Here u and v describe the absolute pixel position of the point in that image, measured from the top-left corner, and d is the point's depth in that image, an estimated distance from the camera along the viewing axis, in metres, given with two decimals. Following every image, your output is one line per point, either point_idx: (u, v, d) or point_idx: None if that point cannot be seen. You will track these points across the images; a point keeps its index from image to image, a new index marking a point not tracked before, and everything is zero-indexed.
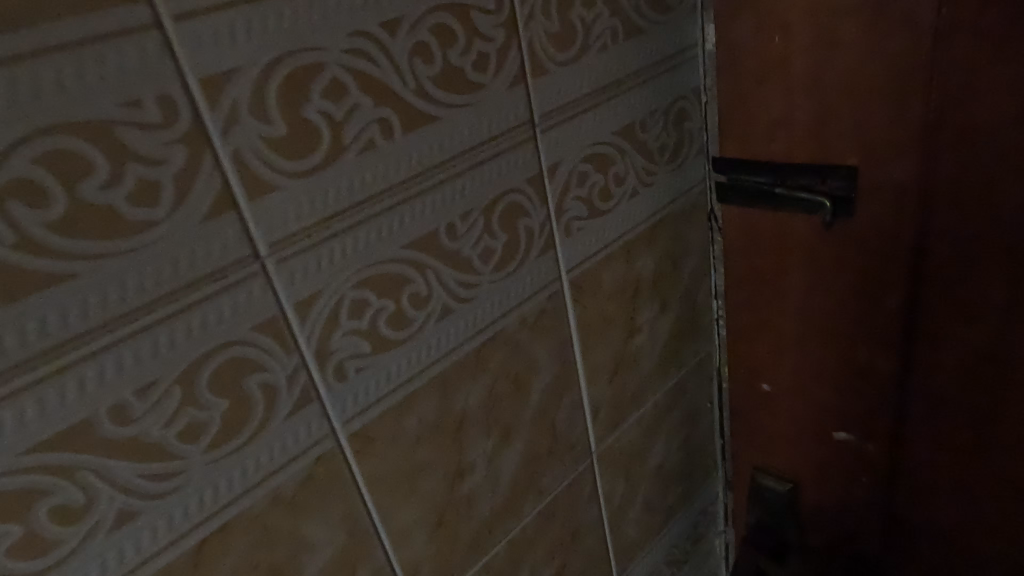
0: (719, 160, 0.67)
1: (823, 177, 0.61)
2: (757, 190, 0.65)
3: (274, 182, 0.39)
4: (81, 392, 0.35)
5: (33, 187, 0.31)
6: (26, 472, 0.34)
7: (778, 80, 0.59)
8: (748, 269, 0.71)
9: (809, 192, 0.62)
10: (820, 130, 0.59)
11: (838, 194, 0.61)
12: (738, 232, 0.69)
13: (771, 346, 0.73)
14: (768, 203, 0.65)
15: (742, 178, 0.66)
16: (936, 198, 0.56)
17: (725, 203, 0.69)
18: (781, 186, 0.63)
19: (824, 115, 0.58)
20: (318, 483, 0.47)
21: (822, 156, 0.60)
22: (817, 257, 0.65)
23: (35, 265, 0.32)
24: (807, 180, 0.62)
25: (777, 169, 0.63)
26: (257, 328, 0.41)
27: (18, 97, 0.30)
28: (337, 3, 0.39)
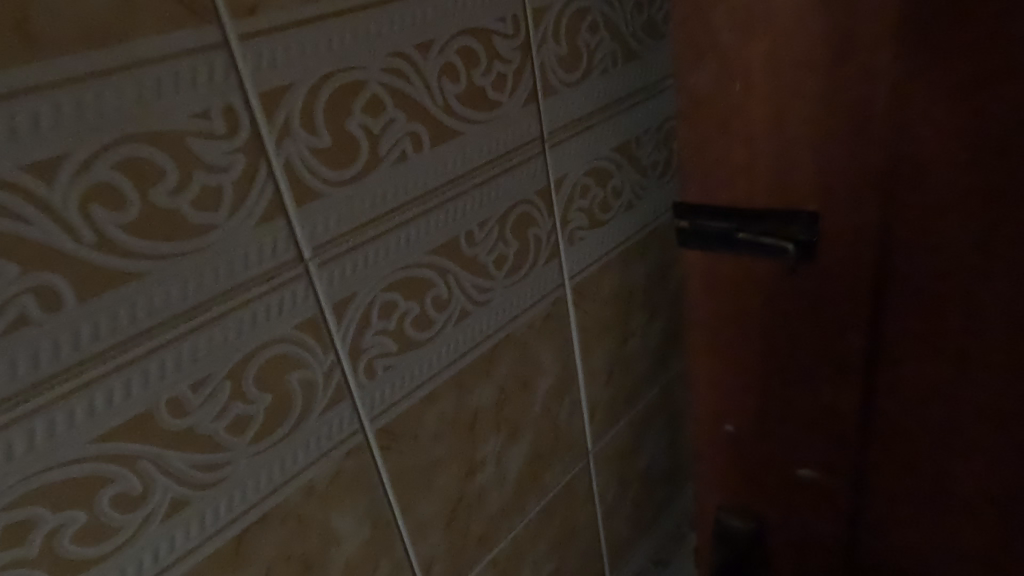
0: (686, 203, 0.60)
1: (782, 223, 0.55)
2: (720, 237, 0.59)
3: (319, 189, 0.42)
4: (144, 384, 0.37)
5: (112, 191, 0.33)
6: (92, 460, 0.36)
7: (738, 118, 0.54)
8: (707, 316, 0.65)
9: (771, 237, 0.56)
10: (780, 173, 0.54)
11: (801, 240, 0.55)
12: (700, 279, 0.63)
13: (735, 393, 0.68)
14: (730, 249, 0.59)
15: (704, 223, 0.59)
16: (907, 235, 0.52)
17: (679, 248, 0.63)
18: (743, 231, 0.57)
19: (785, 157, 0.53)
20: (347, 477, 0.49)
21: (786, 200, 0.54)
22: (779, 305, 0.60)
23: (112, 264, 0.34)
24: (770, 225, 0.56)
25: (739, 214, 0.57)
26: (299, 327, 0.43)
27: (104, 108, 0.32)
28: (378, 26, 0.43)
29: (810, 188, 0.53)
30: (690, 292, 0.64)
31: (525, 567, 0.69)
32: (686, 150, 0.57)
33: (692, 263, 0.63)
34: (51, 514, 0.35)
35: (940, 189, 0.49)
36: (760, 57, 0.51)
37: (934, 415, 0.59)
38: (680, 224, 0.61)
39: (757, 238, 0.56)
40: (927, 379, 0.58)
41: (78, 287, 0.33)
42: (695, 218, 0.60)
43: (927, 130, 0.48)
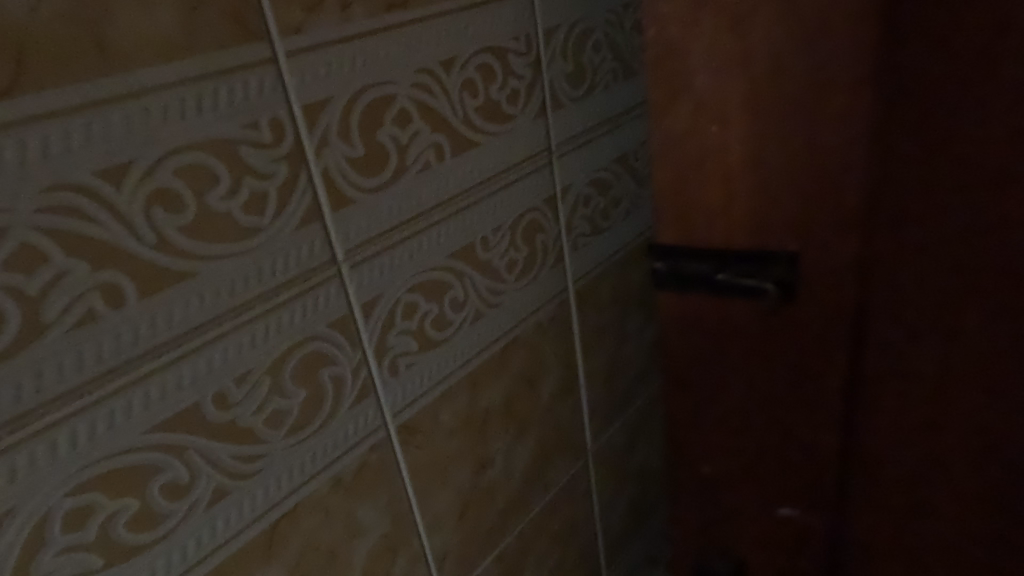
0: (659, 247, 0.53)
1: (763, 261, 0.49)
2: (698, 278, 0.52)
3: (352, 196, 0.45)
4: (194, 377, 0.39)
5: (172, 195, 0.36)
6: (145, 450, 0.38)
7: (705, 152, 0.48)
8: (693, 355, 0.56)
9: (750, 277, 0.49)
10: (758, 205, 0.48)
11: (784, 279, 0.49)
12: (690, 319, 0.55)
13: (723, 446, 0.59)
14: (709, 291, 0.52)
15: (681, 264, 0.52)
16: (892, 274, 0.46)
17: (660, 287, 0.54)
18: (723, 271, 0.51)
19: (762, 190, 0.47)
20: (372, 470, 0.51)
21: (766, 236, 0.48)
22: (768, 347, 0.53)
23: (170, 264, 0.36)
24: (750, 265, 0.49)
25: (716, 253, 0.50)
26: (331, 325, 0.46)
27: (168, 118, 0.35)
28: (407, 44, 0.46)
29: (782, 225, 0.47)
30: (667, 329, 0.56)
31: (528, 565, 0.71)
32: (662, 182, 0.50)
33: (675, 303, 0.55)
34: (107, 502, 0.36)
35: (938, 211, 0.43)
36: (737, 84, 0.44)
37: (935, 471, 0.52)
38: (654, 268, 0.54)
39: (738, 279, 0.50)
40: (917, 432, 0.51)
41: (139, 286, 0.35)
42: (670, 259, 0.52)
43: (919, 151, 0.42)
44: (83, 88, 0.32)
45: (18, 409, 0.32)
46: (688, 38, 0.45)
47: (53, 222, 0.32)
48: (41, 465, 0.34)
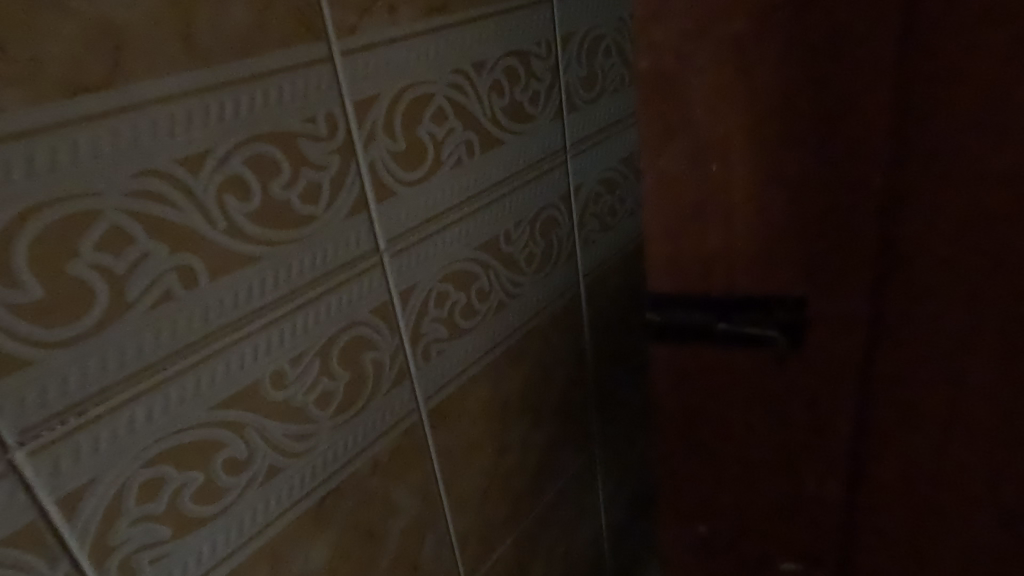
0: (653, 300, 0.47)
1: (764, 308, 0.44)
2: (697, 329, 0.47)
3: (395, 188, 0.47)
4: (254, 357, 0.41)
5: (240, 183, 0.38)
6: (210, 425, 0.39)
7: (705, 186, 0.42)
8: (692, 411, 0.51)
9: (753, 327, 0.45)
10: (770, 233, 0.42)
11: (789, 325, 0.44)
12: (681, 378, 0.50)
13: (723, 496, 0.54)
14: (710, 343, 0.47)
15: (679, 317, 0.47)
16: (920, 275, 0.40)
17: (661, 341, 0.49)
18: (724, 321, 0.46)
19: (771, 219, 0.42)
20: (405, 452, 0.53)
21: (779, 269, 0.43)
22: (771, 394, 0.48)
23: (238, 248, 0.39)
24: (750, 313, 0.45)
25: (713, 303, 0.46)
26: (374, 311, 0.48)
27: (240, 111, 0.37)
28: (444, 46, 0.49)
29: (796, 254, 0.42)
30: (666, 385, 0.51)
31: (541, 551, 0.74)
32: (658, 228, 0.45)
33: (671, 356, 0.49)
34: (176, 475, 0.38)
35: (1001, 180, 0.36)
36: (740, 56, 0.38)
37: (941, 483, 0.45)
38: (649, 321, 0.48)
39: (741, 329, 0.45)
40: (967, 450, 0.43)
41: (212, 267, 0.38)
42: (666, 310, 0.47)
43: (976, 82, 0.35)
44: (167, 81, 0.34)
45: (102, 381, 0.34)
46: (689, 43, 0.39)
47: (139, 206, 0.34)
48: (120, 437, 0.36)
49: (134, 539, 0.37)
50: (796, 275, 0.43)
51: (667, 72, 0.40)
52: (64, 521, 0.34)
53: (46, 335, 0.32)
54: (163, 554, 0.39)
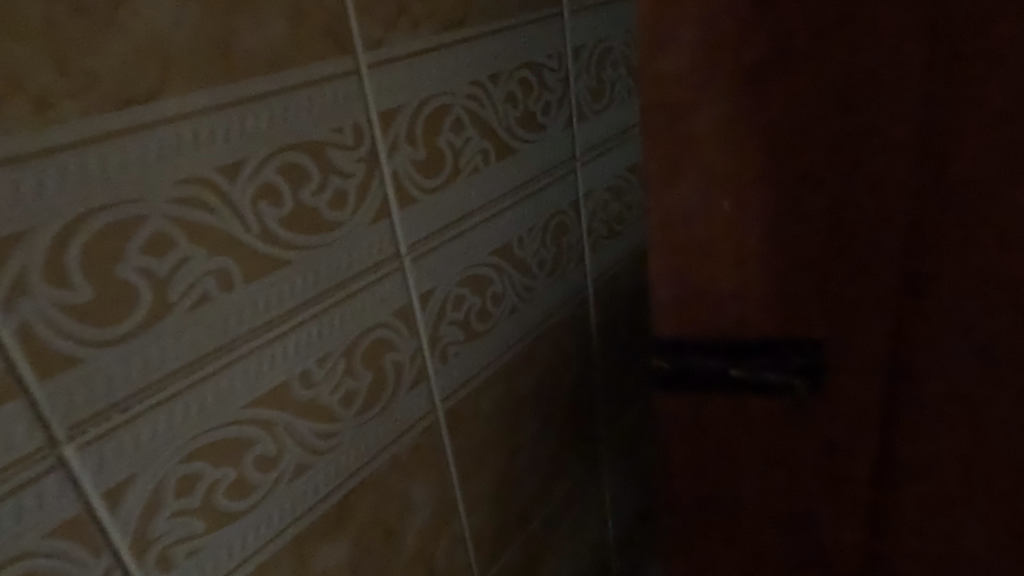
0: (661, 345, 0.45)
1: (781, 352, 0.42)
2: (710, 375, 0.45)
3: (416, 195, 0.49)
4: (284, 357, 0.42)
5: (273, 190, 0.40)
6: (243, 423, 0.41)
7: (715, 231, 0.41)
8: (704, 459, 0.48)
9: (770, 371, 0.43)
10: (780, 275, 0.40)
11: (809, 371, 0.42)
12: (691, 429, 0.48)
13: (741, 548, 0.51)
14: (724, 389, 0.45)
15: (688, 362, 0.45)
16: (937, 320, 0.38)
17: (670, 388, 0.47)
18: (737, 366, 0.44)
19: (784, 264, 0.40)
20: (423, 452, 0.55)
21: (793, 314, 0.41)
22: (783, 445, 0.45)
23: (270, 252, 0.40)
24: (767, 357, 0.43)
25: (726, 347, 0.44)
26: (395, 314, 0.50)
27: (275, 121, 0.39)
28: (462, 59, 0.51)
29: (809, 296, 0.40)
30: (674, 433, 0.49)
31: (550, 552, 0.75)
32: (664, 272, 0.43)
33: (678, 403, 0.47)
34: (210, 470, 0.40)
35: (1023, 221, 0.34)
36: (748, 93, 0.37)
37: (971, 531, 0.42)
38: (653, 365, 0.46)
39: (756, 374, 0.43)
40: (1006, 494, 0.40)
41: (246, 270, 0.39)
42: (676, 355, 0.45)
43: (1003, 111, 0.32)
44: (209, 93, 0.36)
45: (144, 379, 0.36)
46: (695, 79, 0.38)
47: (181, 212, 0.36)
48: (159, 433, 0.37)
49: (170, 533, 0.38)
50: (809, 322, 0.41)
51: (676, 112, 0.39)
52: (107, 514, 0.35)
53: (94, 334, 0.33)
54: (198, 547, 0.40)
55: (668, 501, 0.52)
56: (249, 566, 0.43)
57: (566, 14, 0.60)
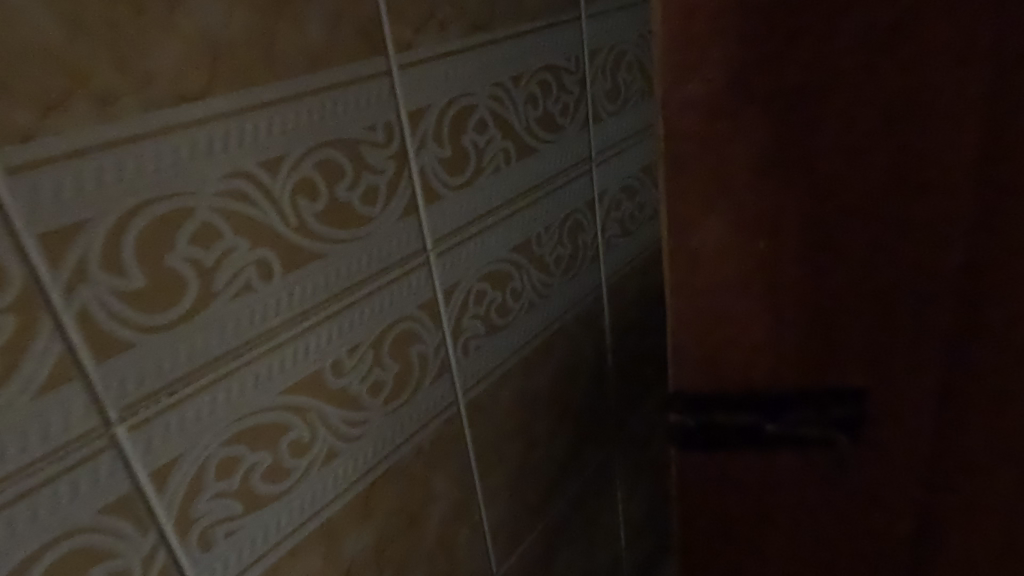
0: (685, 400, 0.45)
1: (819, 406, 0.43)
2: (742, 430, 0.45)
3: (442, 193, 0.51)
4: (318, 346, 0.44)
5: (310, 185, 0.41)
6: (279, 408, 0.42)
7: (731, 279, 0.42)
8: (726, 505, 0.49)
9: (808, 425, 0.44)
10: (816, 310, 0.41)
11: (848, 421, 0.43)
12: (714, 477, 0.48)
13: None
14: (756, 443, 0.46)
15: (717, 420, 0.45)
16: (947, 355, 0.41)
17: (692, 445, 0.47)
18: (772, 422, 0.45)
19: (799, 308, 0.42)
20: (445, 442, 0.56)
21: (824, 345, 0.42)
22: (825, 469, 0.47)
23: (307, 244, 0.42)
24: (804, 412, 0.44)
25: (760, 402, 0.45)
26: (421, 307, 0.51)
27: (313, 119, 0.41)
28: (486, 61, 0.52)
29: (841, 327, 0.42)
30: (694, 483, 0.49)
31: (565, 544, 0.77)
32: (691, 315, 0.43)
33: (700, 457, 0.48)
34: (248, 454, 0.41)
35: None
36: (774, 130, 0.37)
37: None
38: (675, 423, 0.46)
39: (792, 429, 0.44)
40: None
41: (285, 261, 0.41)
42: (703, 412, 0.45)
43: None
44: (253, 92, 0.38)
45: (189, 365, 0.37)
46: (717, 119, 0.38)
47: (226, 204, 0.37)
48: (202, 417, 0.39)
49: (211, 513, 0.40)
50: (832, 362, 0.43)
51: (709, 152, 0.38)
52: (153, 494, 0.37)
53: (144, 320, 0.35)
54: (236, 528, 0.41)
55: (690, 548, 0.52)
56: (283, 548, 0.45)
57: (584, 18, 0.62)
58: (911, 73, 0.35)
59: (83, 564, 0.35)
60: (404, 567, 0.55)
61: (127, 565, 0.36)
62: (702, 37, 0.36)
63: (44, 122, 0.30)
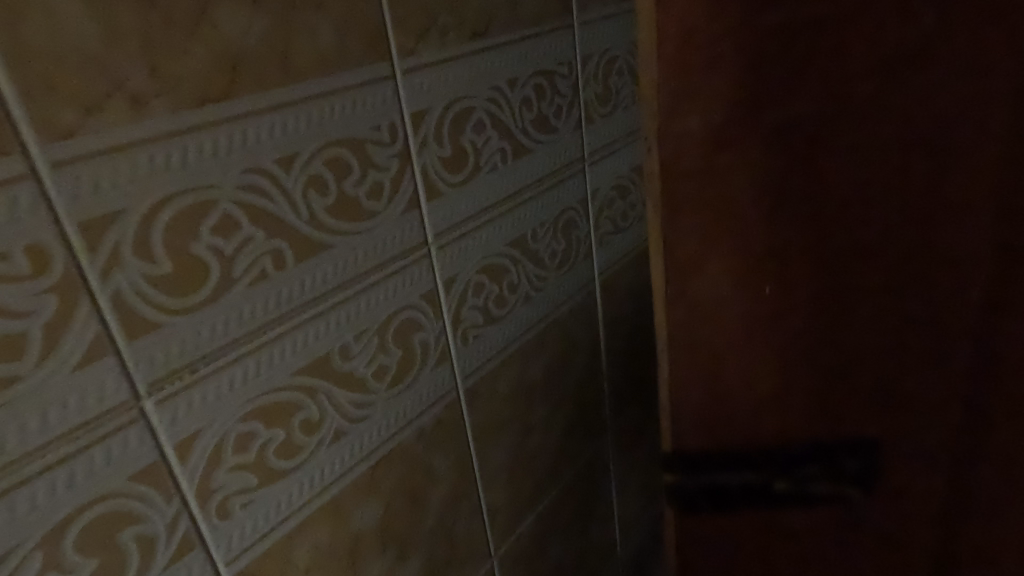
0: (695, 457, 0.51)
1: (824, 458, 0.49)
2: (751, 486, 0.51)
3: (442, 189, 0.54)
4: (328, 330, 0.47)
5: (321, 180, 0.45)
6: (291, 388, 0.46)
7: (721, 308, 0.46)
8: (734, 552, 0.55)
9: (814, 476, 0.50)
10: (806, 303, 0.45)
11: (850, 466, 0.49)
12: (723, 530, 0.54)
13: None
14: (765, 497, 0.52)
15: (724, 479, 0.51)
16: (905, 357, 0.46)
17: (703, 502, 0.52)
18: (780, 476, 0.50)
19: (781, 334, 0.47)
20: (445, 426, 0.60)
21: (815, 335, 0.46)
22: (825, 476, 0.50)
23: (318, 235, 0.45)
24: (810, 465, 0.50)
25: (769, 460, 0.50)
26: (423, 297, 0.54)
27: (323, 119, 0.44)
28: (483, 67, 0.56)
29: (830, 317, 0.45)
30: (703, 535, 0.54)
31: (560, 529, 0.80)
32: (695, 321, 0.47)
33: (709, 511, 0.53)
34: (264, 430, 0.45)
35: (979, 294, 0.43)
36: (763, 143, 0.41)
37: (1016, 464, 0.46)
38: (682, 484, 0.51)
39: (800, 482, 0.50)
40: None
41: (297, 250, 0.44)
42: (713, 473, 0.51)
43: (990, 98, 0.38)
44: (269, 94, 0.41)
45: (211, 345, 0.41)
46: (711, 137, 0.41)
47: (244, 197, 0.41)
48: (222, 394, 0.42)
49: (229, 484, 0.43)
50: (824, 349, 0.47)
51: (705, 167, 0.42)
52: (178, 464, 0.40)
53: (171, 303, 0.38)
54: (251, 499, 0.45)
55: None
56: (296, 521, 0.48)
57: (576, 26, 0.65)
58: (874, 81, 0.39)
59: (115, 527, 0.38)
60: (407, 543, 0.58)
61: (154, 529, 0.40)
62: (698, 94, 0.40)
63: (85, 120, 0.34)
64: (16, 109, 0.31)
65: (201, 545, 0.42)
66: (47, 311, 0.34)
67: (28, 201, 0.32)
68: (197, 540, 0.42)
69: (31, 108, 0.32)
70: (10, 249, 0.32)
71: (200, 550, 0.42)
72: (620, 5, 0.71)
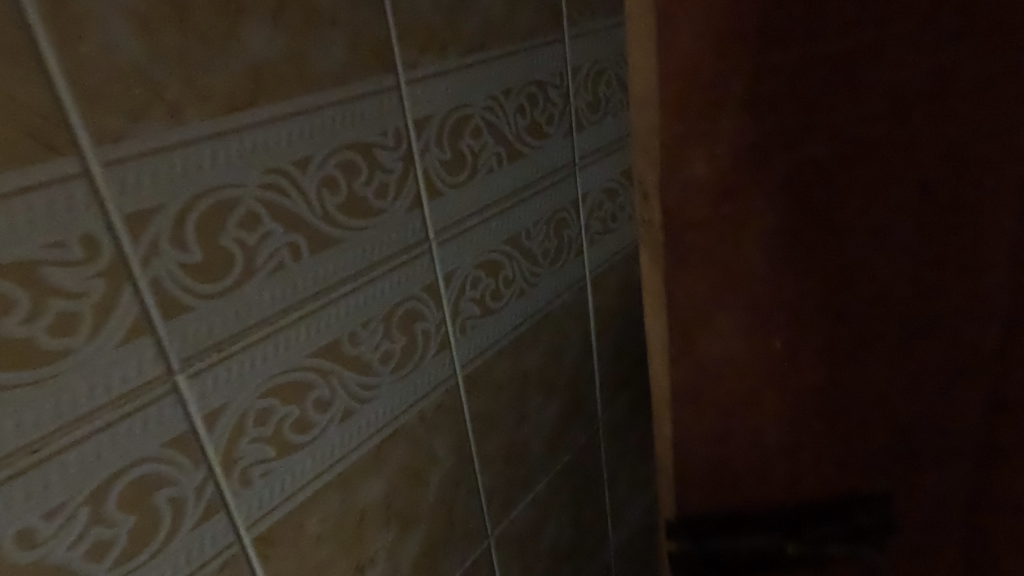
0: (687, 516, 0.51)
1: (830, 513, 0.49)
2: (757, 550, 0.49)
3: (442, 190, 0.59)
4: (338, 317, 0.52)
5: (333, 180, 0.50)
6: (305, 369, 0.50)
7: (732, 363, 0.47)
8: None
9: (825, 531, 0.49)
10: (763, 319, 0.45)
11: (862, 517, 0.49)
12: None
13: None
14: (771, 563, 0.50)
15: (730, 542, 0.49)
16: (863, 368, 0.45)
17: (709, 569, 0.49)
18: (790, 537, 0.49)
19: (791, 383, 0.47)
20: (445, 410, 0.64)
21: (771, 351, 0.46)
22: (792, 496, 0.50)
23: (330, 230, 0.50)
24: (821, 521, 0.49)
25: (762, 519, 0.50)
26: (424, 289, 0.59)
27: (335, 125, 0.49)
28: (480, 78, 0.61)
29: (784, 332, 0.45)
30: None
31: (553, 514, 0.84)
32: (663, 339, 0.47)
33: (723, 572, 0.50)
34: (280, 407, 0.49)
35: (957, 325, 0.43)
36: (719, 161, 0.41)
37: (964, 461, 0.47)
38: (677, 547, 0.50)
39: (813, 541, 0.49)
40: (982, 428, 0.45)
41: (311, 243, 0.49)
42: (714, 538, 0.49)
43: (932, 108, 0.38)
44: (287, 103, 0.46)
45: (234, 328, 0.45)
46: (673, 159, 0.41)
47: (265, 195, 0.45)
48: (243, 373, 0.46)
49: (249, 456, 0.48)
50: (781, 363, 0.46)
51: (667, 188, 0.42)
52: (204, 435, 0.45)
53: (200, 288, 0.43)
54: (268, 470, 0.49)
55: None
56: (308, 492, 0.52)
57: (567, 39, 0.70)
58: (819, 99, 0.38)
59: (150, 489, 0.42)
60: (409, 518, 0.62)
61: (183, 493, 0.44)
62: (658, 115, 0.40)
63: (131, 126, 0.38)
64: (74, 116, 0.36)
65: (224, 510, 0.47)
66: (96, 293, 0.38)
67: (83, 197, 0.37)
68: (220, 505, 0.46)
69: (86, 116, 0.36)
70: (67, 237, 0.37)
71: (223, 515, 0.47)
72: (608, 20, 0.76)
